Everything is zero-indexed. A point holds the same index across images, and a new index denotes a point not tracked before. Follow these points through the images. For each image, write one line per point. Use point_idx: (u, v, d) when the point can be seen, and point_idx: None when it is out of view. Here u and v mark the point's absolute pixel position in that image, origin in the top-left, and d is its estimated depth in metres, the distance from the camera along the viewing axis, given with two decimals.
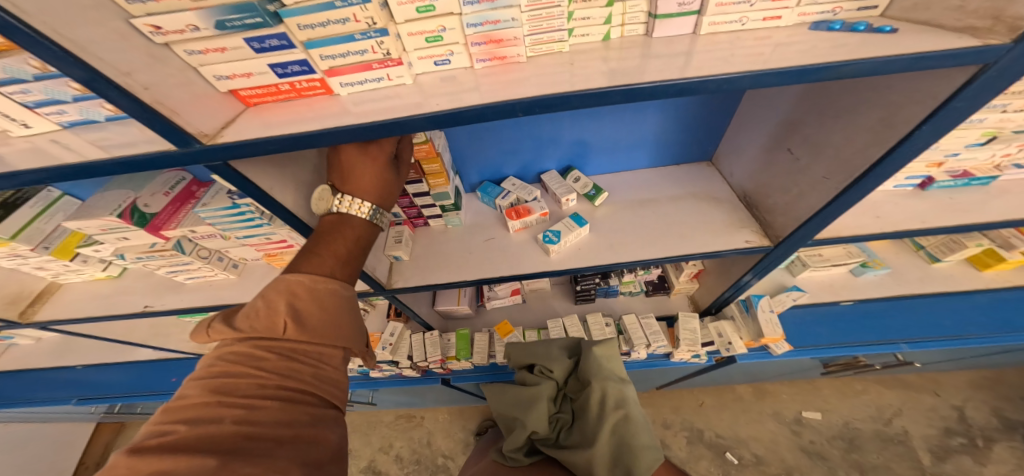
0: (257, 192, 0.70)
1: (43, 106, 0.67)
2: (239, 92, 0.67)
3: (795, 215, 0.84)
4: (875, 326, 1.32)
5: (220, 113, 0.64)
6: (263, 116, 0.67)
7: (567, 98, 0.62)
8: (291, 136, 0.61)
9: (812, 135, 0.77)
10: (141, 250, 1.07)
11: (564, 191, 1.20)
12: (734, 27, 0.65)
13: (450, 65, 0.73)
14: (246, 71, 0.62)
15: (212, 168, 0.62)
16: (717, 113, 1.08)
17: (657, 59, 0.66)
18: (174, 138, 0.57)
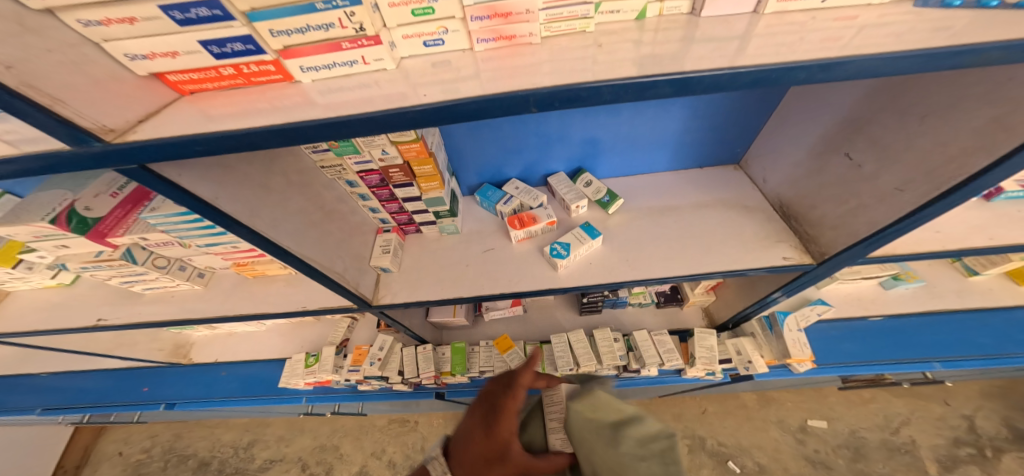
0: (198, 204, 0.55)
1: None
2: (167, 77, 0.51)
3: (851, 231, 0.73)
4: (906, 343, 1.24)
5: (139, 104, 0.49)
6: (201, 109, 0.52)
7: (597, 89, 0.48)
8: (233, 135, 0.47)
9: (884, 138, 0.66)
10: (88, 258, 0.87)
11: (574, 197, 1.07)
12: (808, 4, 0.53)
13: (443, 46, 0.58)
14: (168, 50, 0.46)
15: (129, 174, 0.47)
16: (751, 111, 0.95)
17: (704, 42, 0.52)
18: (62, 135, 0.41)
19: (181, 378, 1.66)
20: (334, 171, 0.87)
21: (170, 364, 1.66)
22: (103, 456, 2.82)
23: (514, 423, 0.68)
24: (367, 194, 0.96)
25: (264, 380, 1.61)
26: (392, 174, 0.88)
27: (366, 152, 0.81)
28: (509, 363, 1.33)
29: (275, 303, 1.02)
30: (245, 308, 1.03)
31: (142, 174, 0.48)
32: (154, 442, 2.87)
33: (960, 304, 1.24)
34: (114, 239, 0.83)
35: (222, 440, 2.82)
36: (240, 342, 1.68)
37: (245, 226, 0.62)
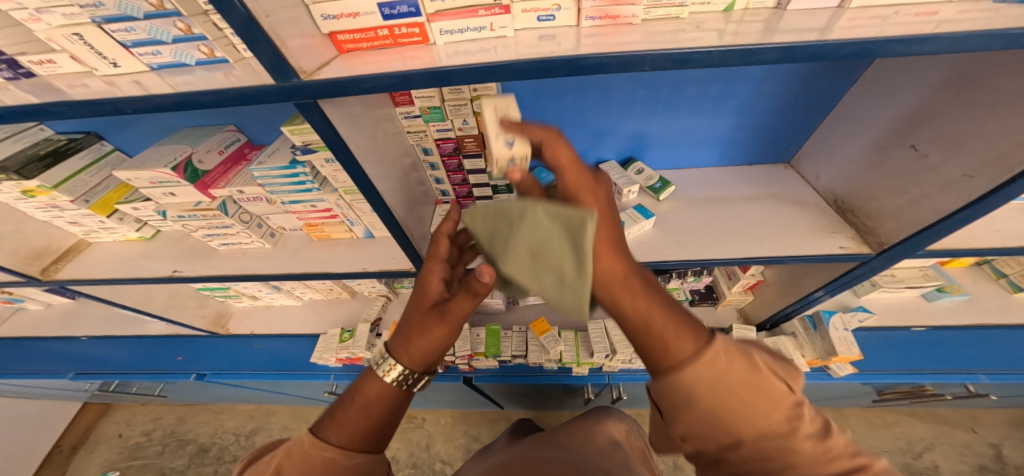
0: (335, 141, 0.64)
1: (139, 46, 0.61)
2: (337, 37, 0.61)
3: (914, 218, 0.78)
4: (946, 354, 1.27)
5: (318, 54, 0.59)
6: (355, 61, 0.61)
7: (706, 53, 0.53)
8: (390, 77, 0.55)
9: (949, 129, 0.71)
10: (185, 207, 0.95)
11: (627, 182, 1.13)
12: (891, 0, 0.59)
13: (553, 22, 0.65)
14: (354, 10, 0.58)
15: (300, 107, 0.57)
16: (806, 112, 1.02)
17: (786, 33, 0.57)
18: (273, 69, 0.51)
19: (213, 347, 1.69)
20: (415, 138, 0.95)
21: (209, 335, 1.69)
22: (103, 438, 2.81)
23: (433, 264, 0.76)
24: (436, 164, 1.04)
25: (294, 356, 1.63)
26: (465, 143, 0.97)
27: (450, 120, 0.90)
28: (545, 346, 1.37)
29: (340, 263, 1.07)
30: (312, 268, 1.08)
31: (312, 108, 0.58)
32: (156, 426, 2.86)
33: (1002, 319, 1.27)
34: (215, 192, 0.94)
35: (225, 427, 2.80)
36: (277, 315, 1.72)
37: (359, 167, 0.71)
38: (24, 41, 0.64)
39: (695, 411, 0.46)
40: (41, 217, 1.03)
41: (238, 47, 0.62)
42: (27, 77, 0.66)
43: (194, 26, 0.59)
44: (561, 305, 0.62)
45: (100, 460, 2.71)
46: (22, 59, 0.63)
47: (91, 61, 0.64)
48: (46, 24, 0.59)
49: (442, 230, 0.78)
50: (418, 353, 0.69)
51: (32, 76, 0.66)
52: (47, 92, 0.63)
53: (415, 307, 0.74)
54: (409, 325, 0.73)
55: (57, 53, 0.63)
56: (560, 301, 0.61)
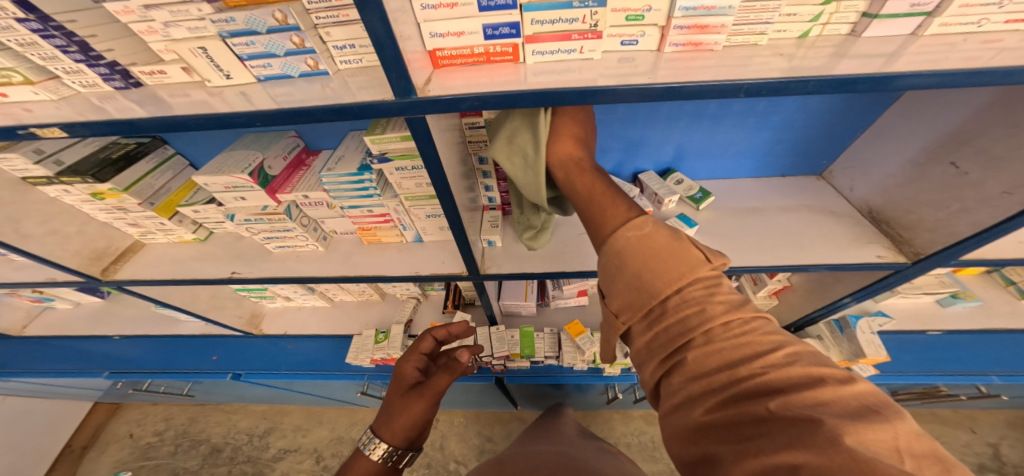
0: (428, 150, 0.70)
1: (254, 59, 0.66)
2: (436, 53, 0.68)
3: (951, 232, 0.84)
4: (964, 357, 1.33)
5: (421, 69, 0.65)
6: (454, 79, 0.67)
7: (804, 82, 0.58)
8: (498, 94, 0.61)
9: (993, 149, 0.77)
10: (253, 211, 0.98)
11: (667, 192, 1.18)
12: (966, 28, 0.64)
13: (636, 46, 0.70)
14: (459, 30, 0.64)
15: (409, 121, 0.64)
16: (843, 127, 1.09)
17: (855, 59, 0.63)
18: (399, 87, 0.58)
19: (245, 347, 1.71)
20: (476, 147, 1.00)
21: (240, 334, 1.71)
22: (113, 437, 2.79)
23: (414, 358, 1.00)
24: (489, 172, 1.08)
25: (327, 357, 1.65)
26: None
27: None
28: (579, 347, 1.41)
29: (395, 267, 1.11)
30: (365, 270, 1.11)
31: (419, 121, 0.65)
32: (167, 426, 2.84)
33: (1013, 324, 1.35)
34: (281, 197, 0.98)
35: (238, 427, 2.79)
36: (308, 316, 1.74)
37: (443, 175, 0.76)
38: (135, 51, 0.71)
39: (625, 275, 0.52)
40: (102, 218, 1.06)
41: (336, 60, 0.69)
42: (136, 87, 0.72)
43: (307, 40, 0.63)
44: (529, 188, 0.74)
45: (111, 459, 2.69)
46: (135, 70, 0.69)
47: (205, 72, 0.68)
48: (170, 36, 0.64)
49: (424, 335, 1.06)
50: (399, 429, 0.84)
51: (140, 85, 0.72)
52: (151, 102, 0.68)
53: (395, 391, 0.92)
54: (391, 403, 0.90)
55: (170, 64, 0.68)
56: (527, 186, 0.74)
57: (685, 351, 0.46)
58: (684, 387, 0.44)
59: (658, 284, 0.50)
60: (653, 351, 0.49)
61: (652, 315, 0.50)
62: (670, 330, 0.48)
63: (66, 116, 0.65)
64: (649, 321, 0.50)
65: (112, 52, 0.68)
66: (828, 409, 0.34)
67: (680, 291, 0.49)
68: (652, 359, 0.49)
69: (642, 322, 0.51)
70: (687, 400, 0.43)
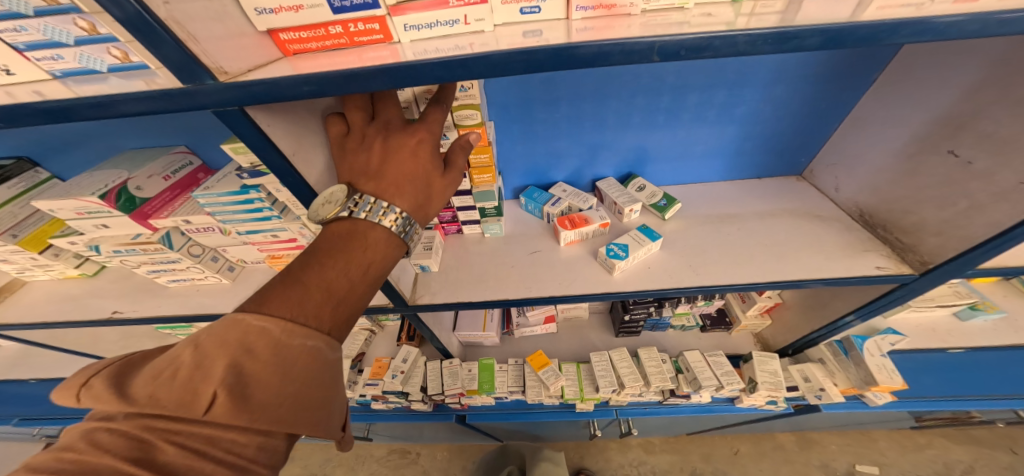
0: (273, 158, 0.54)
1: (35, 49, 0.50)
2: (279, 35, 0.52)
3: (965, 234, 0.65)
4: (1000, 379, 1.14)
5: (251, 57, 0.49)
6: (300, 64, 0.51)
7: (733, 37, 0.42)
8: (337, 74, 0.45)
9: (998, 132, 0.60)
10: (122, 241, 0.83)
11: (628, 200, 1.02)
12: None
13: (538, 15, 0.55)
14: (296, 2, 0.48)
15: (219, 114, 0.48)
16: (819, 117, 0.92)
17: (808, 16, 0.45)
18: (185, 70, 0.43)
19: None
20: None
21: None
22: None
23: None
24: None
25: None
26: None
27: None
28: (544, 382, 1.21)
29: None
30: None
31: (239, 116, 0.49)
32: None
33: None
34: (157, 223, 0.82)
35: None
36: None
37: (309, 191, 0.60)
38: None
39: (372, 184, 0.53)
40: None
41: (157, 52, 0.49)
42: None
43: (99, 24, 0.47)
44: None
45: None
46: None
47: None
48: None
49: None
50: None
51: None
52: None
53: None
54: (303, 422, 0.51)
55: None
56: None
57: (342, 313, 0.50)
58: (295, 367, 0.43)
59: (375, 224, 0.52)
60: (294, 280, 0.47)
61: (340, 262, 0.50)
62: (340, 288, 0.49)
63: None
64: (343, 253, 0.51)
65: None
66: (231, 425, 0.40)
67: (396, 190, 0.54)
68: (280, 297, 0.46)
69: (337, 261, 0.50)
70: (269, 371, 0.41)
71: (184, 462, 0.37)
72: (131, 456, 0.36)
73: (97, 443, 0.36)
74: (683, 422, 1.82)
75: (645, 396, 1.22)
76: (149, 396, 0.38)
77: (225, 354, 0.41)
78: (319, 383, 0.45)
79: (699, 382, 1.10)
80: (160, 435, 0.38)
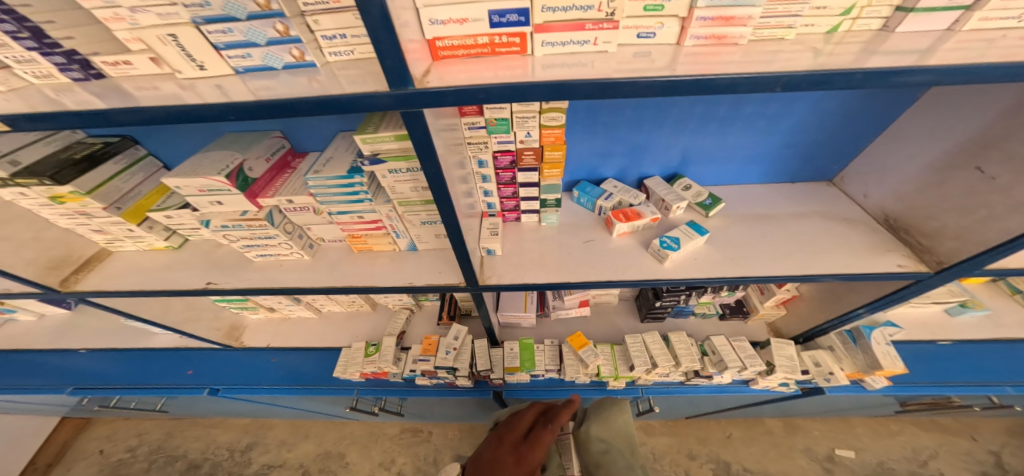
0: (426, 149, 0.63)
1: (231, 48, 0.59)
2: (436, 43, 0.60)
3: (981, 239, 0.79)
4: (982, 365, 1.31)
5: (419, 61, 0.58)
6: (455, 69, 0.60)
7: (847, 74, 0.52)
8: (509, 84, 0.54)
9: (1021, 153, 0.74)
10: (230, 217, 0.90)
11: (675, 198, 1.14)
12: (1006, 23, 0.60)
13: (653, 39, 0.65)
14: (463, 16, 0.57)
15: (406, 115, 0.57)
16: (854, 131, 1.05)
17: (886, 55, 0.57)
18: (395, 77, 0.51)
19: (225, 360, 1.62)
20: (475, 148, 0.94)
21: (223, 348, 1.63)
22: (82, 454, 2.64)
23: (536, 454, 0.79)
24: (490, 176, 1.02)
25: (313, 370, 1.56)
26: (524, 156, 0.96)
27: (515, 132, 0.90)
28: (583, 360, 1.33)
29: (384, 277, 1.03)
30: (353, 281, 1.04)
31: (417, 116, 0.57)
32: (140, 441, 2.70)
33: None
34: (263, 202, 0.90)
35: (218, 441, 2.65)
36: (295, 327, 1.66)
37: (438, 173, 0.68)
38: (101, 40, 0.62)
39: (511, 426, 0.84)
40: (62, 224, 0.99)
41: (326, 51, 0.61)
42: (97, 78, 0.63)
43: (292, 27, 0.57)
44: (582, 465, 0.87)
45: None
46: (97, 60, 0.61)
47: (175, 64, 0.60)
48: (138, 23, 0.56)
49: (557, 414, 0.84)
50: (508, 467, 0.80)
51: (103, 77, 0.64)
52: (114, 94, 0.59)
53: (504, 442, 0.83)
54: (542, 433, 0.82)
55: (136, 54, 0.60)
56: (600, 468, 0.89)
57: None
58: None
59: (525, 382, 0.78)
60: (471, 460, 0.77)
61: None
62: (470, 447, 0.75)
63: (14, 109, 0.56)
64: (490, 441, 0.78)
65: (71, 40, 0.60)
66: None
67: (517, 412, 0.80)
68: None
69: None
70: None
71: None
72: None
73: None
74: (689, 405, 1.98)
75: (670, 377, 1.35)
76: None
77: None
78: None
79: (725, 363, 1.23)
80: None
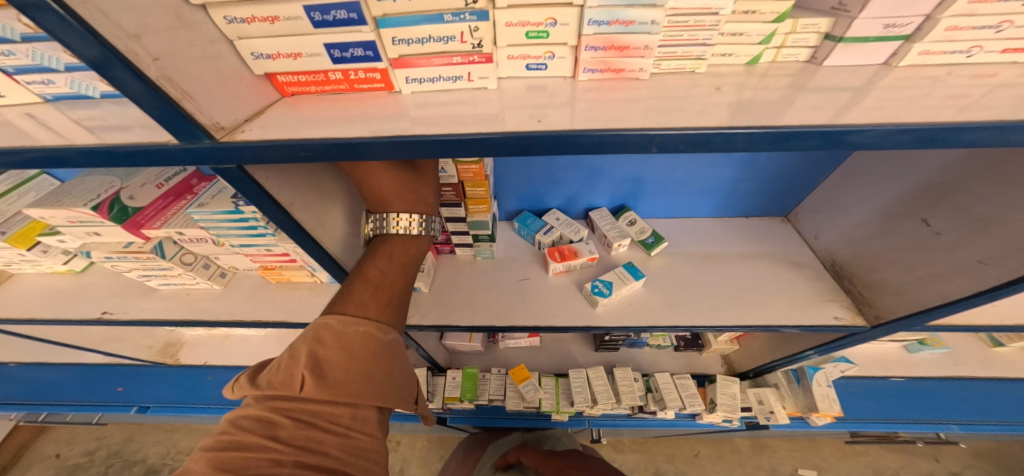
0: (271, 208, 0.56)
1: (25, 73, 0.51)
2: (277, 78, 0.53)
3: (917, 298, 0.74)
4: (931, 404, 1.27)
5: (245, 102, 0.50)
6: (296, 109, 0.53)
7: (729, 134, 0.44)
8: (332, 141, 0.46)
9: (974, 208, 0.66)
10: (115, 248, 0.85)
11: (617, 235, 1.08)
12: (953, 58, 0.51)
13: (545, 71, 0.58)
14: (294, 51, 0.48)
15: (217, 171, 0.48)
16: (812, 165, 0.99)
17: (817, 93, 0.50)
18: (180, 130, 0.42)
19: (164, 378, 1.58)
20: None
21: (155, 364, 1.59)
22: (37, 459, 2.53)
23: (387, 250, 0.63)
24: None
25: None
26: (443, 192, 0.87)
27: None
28: (523, 395, 1.28)
29: (299, 311, 0.97)
30: (264, 315, 0.97)
31: (237, 173, 0.49)
32: (100, 445, 2.58)
33: (983, 371, 1.28)
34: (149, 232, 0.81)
35: (179, 447, 2.50)
36: (232, 346, 1.59)
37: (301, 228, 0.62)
38: None
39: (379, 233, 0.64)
40: None
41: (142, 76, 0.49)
42: None
43: None
44: None
45: None
46: None
47: None
48: None
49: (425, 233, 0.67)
50: (378, 303, 0.59)
51: None
52: None
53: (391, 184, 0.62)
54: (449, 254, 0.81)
55: None
56: None
57: (383, 299, 0.60)
58: (346, 425, 0.51)
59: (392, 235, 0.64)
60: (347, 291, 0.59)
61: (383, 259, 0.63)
62: (376, 280, 0.60)
63: None
64: (367, 286, 0.59)
65: None
66: (326, 410, 0.51)
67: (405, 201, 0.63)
68: (360, 297, 0.58)
69: (374, 257, 0.62)
70: (337, 353, 0.52)
71: (301, 431, 0.49)
72: (265, 431, 0.48)
73: (240, 424, 0.49)
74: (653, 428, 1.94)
75: (615, 410, 1.29)
76: (267, 383, 0.51)
77: (305, 346, 0.52)
78: (355, 382, 0.52)
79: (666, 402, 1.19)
80: (281, 413, 0.50)
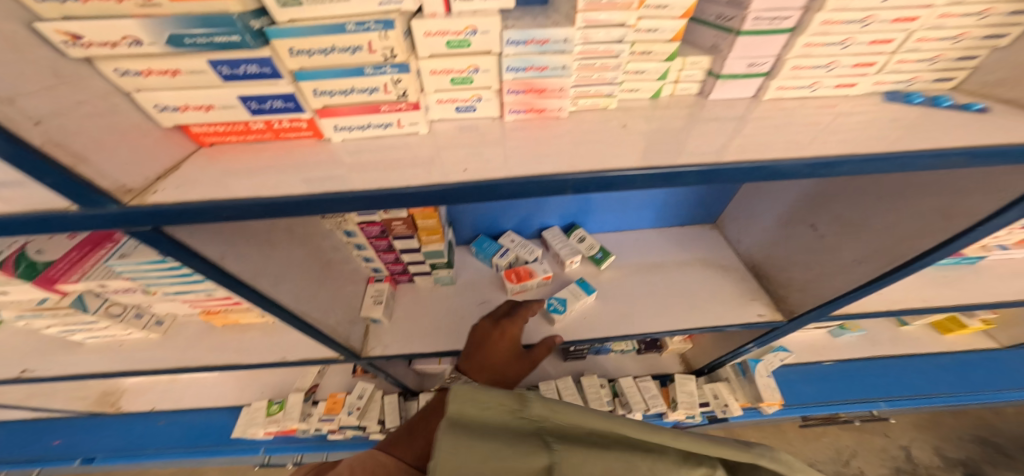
0: (205, 267, 0.56)
1: None
2: (190, 128, 0.54)
3: (818, 293, 0.83)
4: (862, 385, 1.40)
5: (157, 153, 0.51)
6: (217, 160, 0.54)
7: (630, 177, 0.49)
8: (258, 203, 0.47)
9: (846, 214, 0.79)
10: (26, 307, 0.81)
11: (569, 252, 1.13)
12: (800, 92, 0.59)
13: (474, 113, 0.61)
14: (204, 103, 0.49)
15: (137, 236, 0.48)
16: None
17: (711, 122, 0.57)
18: (77, 197, 0.40)
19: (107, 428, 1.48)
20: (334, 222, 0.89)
21: (99, 415, 1.49)
22: None
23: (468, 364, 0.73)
24: (366, 245, 0.97)
25: (216, 429, 1.44)
26: (394, 226, 0.89)
27: None
28: None
29: (250, 352, 0.95)
30: (212, 359, 0.94)
31: (155, 235, 0.49)
32: None
33: (894, 350, 1.45)
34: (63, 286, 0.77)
35: None
36: (185, 388, 1.51)
37: (250, 284, 0.64)
38: None
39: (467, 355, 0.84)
40: None
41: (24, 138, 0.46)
42: None
43: None
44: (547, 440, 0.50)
45: None
46: None
47: None
48: None
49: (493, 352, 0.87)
50: None
51: None
52: None
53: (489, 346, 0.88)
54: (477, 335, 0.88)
55: None
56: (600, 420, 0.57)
57: None
58: None
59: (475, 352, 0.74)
60: None
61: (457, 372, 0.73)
62: None
63: None
64: None
65: None
66: None
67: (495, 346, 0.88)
68: None
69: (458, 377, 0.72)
70: None
71: None
72: None
73: None
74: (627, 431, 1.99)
75: None
76: None
77: None
78: None
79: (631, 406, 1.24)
80: None
